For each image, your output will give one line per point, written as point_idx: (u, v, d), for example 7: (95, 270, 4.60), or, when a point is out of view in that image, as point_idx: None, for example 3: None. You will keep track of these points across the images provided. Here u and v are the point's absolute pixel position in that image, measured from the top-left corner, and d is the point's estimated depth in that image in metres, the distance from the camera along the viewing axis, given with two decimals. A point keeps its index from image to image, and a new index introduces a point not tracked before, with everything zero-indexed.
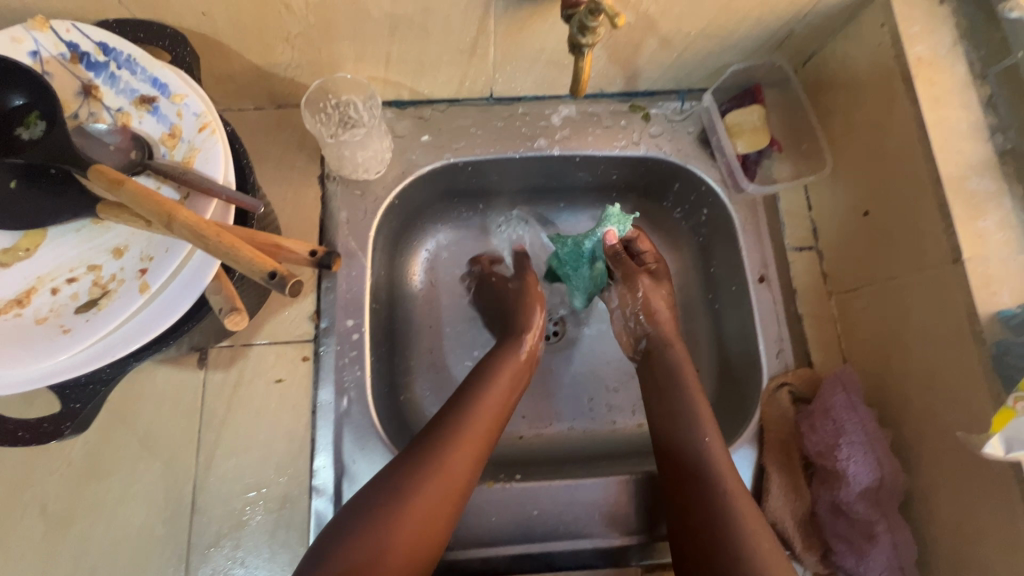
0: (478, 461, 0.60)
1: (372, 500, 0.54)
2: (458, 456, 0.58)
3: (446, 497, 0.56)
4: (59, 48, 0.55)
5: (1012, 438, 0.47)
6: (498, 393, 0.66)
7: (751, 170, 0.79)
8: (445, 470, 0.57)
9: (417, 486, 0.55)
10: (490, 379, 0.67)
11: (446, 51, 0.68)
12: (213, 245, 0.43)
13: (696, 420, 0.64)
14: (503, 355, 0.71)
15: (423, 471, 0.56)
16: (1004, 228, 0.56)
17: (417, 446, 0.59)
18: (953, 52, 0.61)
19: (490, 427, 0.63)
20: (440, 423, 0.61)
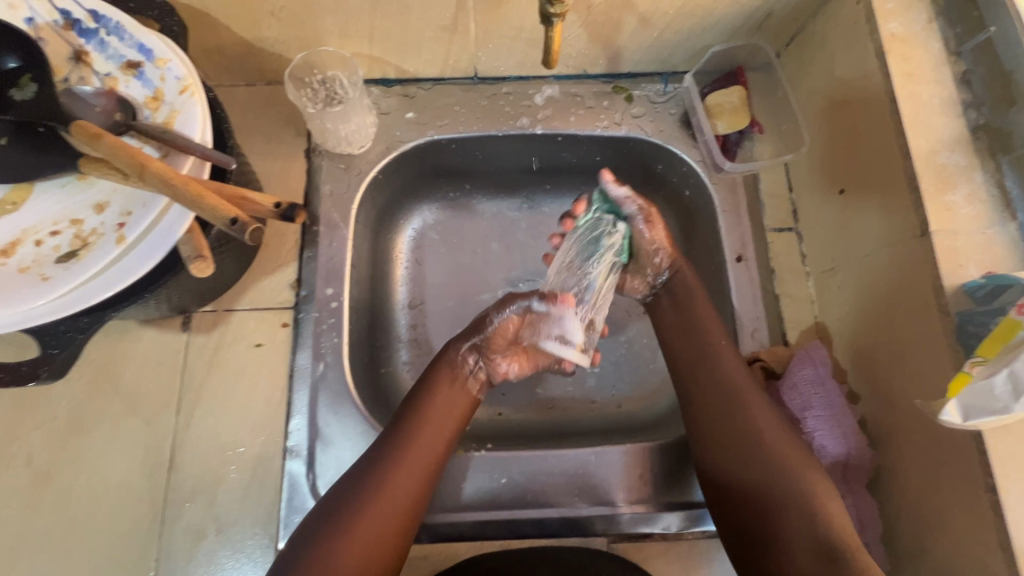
0: (416, 503, 0.56)
1: (309, 533, 0.53)
2: (393, 504, 0.55)
3: (381, 547, 0.53)
4: (52, 16, 0.57)
5: (968, 404, 0.47)
6: (432, 427, 0.60)
7: (731, 151, 0.79)
8: (377, 521, 0.54)
9: (346, 541, 0.52)
10: (427, 410, 0.61)
11: (428, 27, 0.70)
12: (182, 193, 0.46)
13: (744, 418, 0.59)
14: (436, 369, 0.65)
15: (352, 524, 0.53)
16: (973, 201, 0.56)
17: (349, 492, 0.55)
18: (928, 29, 0.62)
19: (426, 465, 0.58)
20: (373, 466, 0.57)
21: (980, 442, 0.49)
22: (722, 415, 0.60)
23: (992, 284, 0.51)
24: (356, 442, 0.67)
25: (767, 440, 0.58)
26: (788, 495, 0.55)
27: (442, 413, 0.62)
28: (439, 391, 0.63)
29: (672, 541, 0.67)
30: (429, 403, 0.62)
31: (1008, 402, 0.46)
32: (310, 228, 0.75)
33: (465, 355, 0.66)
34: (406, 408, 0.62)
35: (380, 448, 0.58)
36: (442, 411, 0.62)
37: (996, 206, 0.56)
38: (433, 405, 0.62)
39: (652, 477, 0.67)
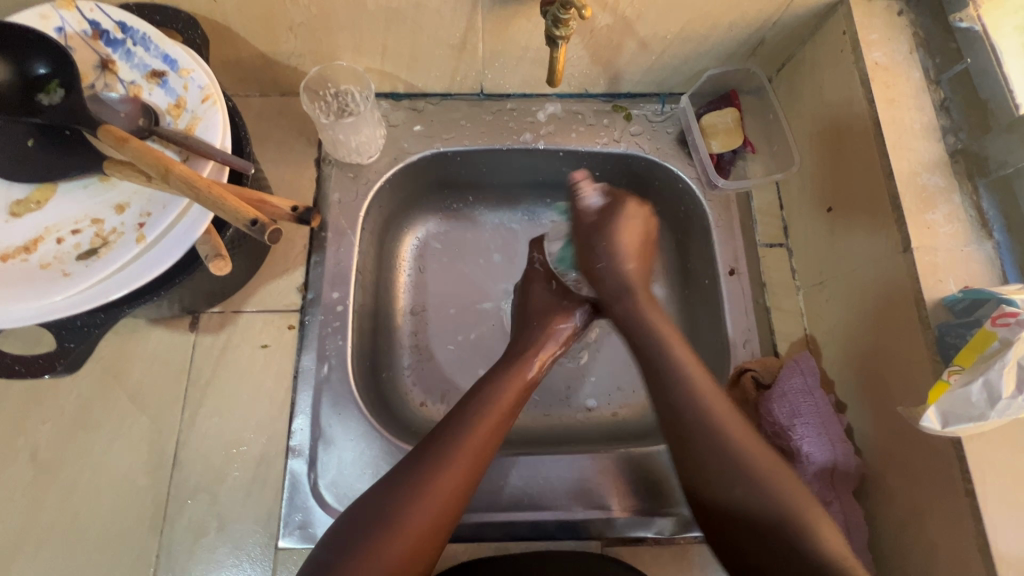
0: (467, 488, 0.58)
1: (373, 514, 0.54)
2: (451, 493, 0.56)
3: (434, 529, 0.55)
4: (82, 26, 0.60)
5: (946, 411, 0.50)
6: (498, 417, 0.62)
7: (724, 169, 0.82)
8: (434, 505, 0.55)
9: (405, 522, 0.54)
10: (498, 407, 0.63)
11: (437, 45, 0.73)
12: (204, 195, 0.48)
13: (726, 435, 0.57)
14: (512, 371, 0.67)
15: (406, 510, 0.54)
16: (951, 220, 0.59)
17: (420, 476, 0.57)
18: (909, 59, 0.66)
19: (484, 451, 0.60)
20: (432, 451, 0.58)
21: (958, 448, 0.52)
22: (721, 446, 0.57)
23: (968, 297, 0.54)
24: (357, 443, 0.68)
25: (751, 466, 0.56)
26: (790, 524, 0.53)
27: (510, 414, 0.64)
28: (514, 384, 0.66)
29: (665, 545, 0.68)
30: (500, 395, 0.64)
31: (984, 408, 0.48)
32: (318, 234, 0.78)
33: (530, 366, 0.69)
34: (476, 403, 0.63)
35: (440, 434, 0.60)
36: (511, 403, 0.64)
37: (974, 225, 0.59)
38: (503, 406, 0.63)
39: (644, 482, 0.69)
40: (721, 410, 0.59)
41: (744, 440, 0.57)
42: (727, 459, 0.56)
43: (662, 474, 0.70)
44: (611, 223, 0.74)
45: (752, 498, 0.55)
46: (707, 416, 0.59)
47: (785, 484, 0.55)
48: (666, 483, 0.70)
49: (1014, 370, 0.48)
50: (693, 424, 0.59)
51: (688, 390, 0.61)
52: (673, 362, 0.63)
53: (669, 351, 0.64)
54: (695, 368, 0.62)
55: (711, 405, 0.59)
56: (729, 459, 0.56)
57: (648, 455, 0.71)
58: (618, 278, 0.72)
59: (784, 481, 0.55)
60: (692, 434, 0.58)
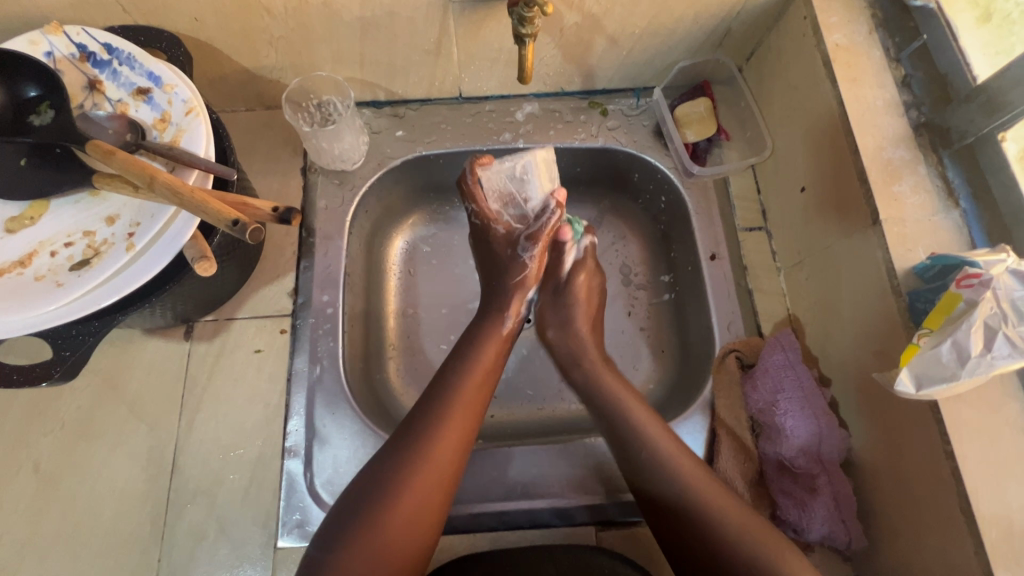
0: (466, 444, 0.61)
1: (378, 470, 0.57)
2: (447, 445, 0.59)
3: (439, 479, 0.57)
4: (69, 49, 0.63)
5: (919, 374, 0.51)
6: (481, 376, 0.65)
7: (701, 157, 0.85)
8: (436, 459, 0.58)
9: (409, 473, 0.56)
10: (478, 360, 0.66)
11: (414, 52, 0.76)
12: (188, 201, 0.50)
13: (636, 418, 0.65)
14: (485, 328, 0.71)
15: (409, 467, 0.57)
16: (918, 191, 0.61)
17: (410, 429, 0.59)
18: (869, 39, 0.68)
19: (475, 409, 0.63)
20: (427, 411, 0.61)
21: (936, 411, 0.53)
22: (647, 449, 0.62)
23: (937, 265, 0.54)
24: (352, 440, 0.70)
25: (669, 457, 0.61)
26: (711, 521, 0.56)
27: (490, 367, 0.67)
28: (488, 343, 0.69)
29: None
30: (479, 355, 0.67)
31: (955, 368, 0.49)
32: (306, 240, 0.80)
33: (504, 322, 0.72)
34: (456, 360, 0.67)
35: (429, 397, 0.63)
36: (491, 358, 0.68)
37: (941, 195, 0.61)
38: (482, 359, 0.67)
39: None
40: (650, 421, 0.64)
41: (676, 454, 0.61)
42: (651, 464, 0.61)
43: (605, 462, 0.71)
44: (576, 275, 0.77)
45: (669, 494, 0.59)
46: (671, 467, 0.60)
47: (691, 473, 0.60)
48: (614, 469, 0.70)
49: (981, 329, 0.49)
50: (652, 470, 0.61)
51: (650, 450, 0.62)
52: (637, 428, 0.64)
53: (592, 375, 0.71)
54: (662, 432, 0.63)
55: (639, 411, 0.65)
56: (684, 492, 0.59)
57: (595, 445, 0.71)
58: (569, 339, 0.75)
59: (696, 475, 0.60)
60: (653, 477, 0.61)
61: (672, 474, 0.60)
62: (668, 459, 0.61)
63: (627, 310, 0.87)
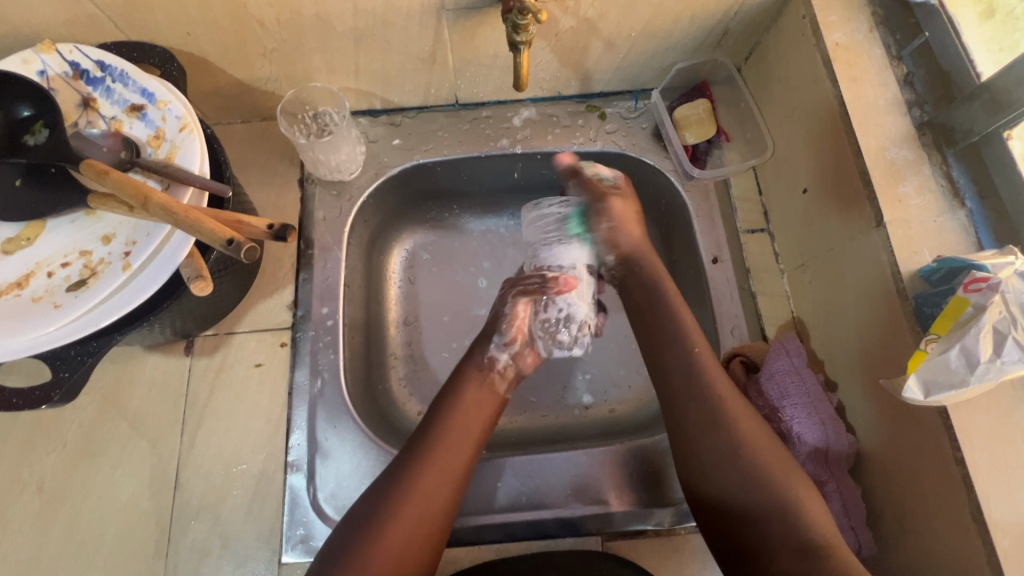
0: (454, 486, 0.59)
1: (363, 513, 0.56)
2: (433, 486, 0.58)
3: (425, 521, 0.56)
4: (62, 67, 0.62)
5: (928, 380, 0.50)
6: (467, 414, 0.65)
7: (701, 160, 0.84)
8: (420, 500, 0.57)
9: (394, 518, 0.55)
10: (463, 399, 0.66)
11: (409, 60, 0.75)
12: (182, 221, 0.49)
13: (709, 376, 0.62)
14: (472, 365, 0.70)
15: (403, 493, 0.57)
16: (922, 191, 0.60)
17: (396, 470, 0.59)
18: (870, 37, 0.67)
19: (463, 450, 0.62)
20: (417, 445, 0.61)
21: (945, 417, 0.52)
22: (712, 406, 0.60)
23: (942, 268, 0.53)
24: (355, 454, 0.69)
25: (733, 416, 0.59)
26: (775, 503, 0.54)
27: (478, 406, 0.66)
28: (474, 381, 0.68)
29: (665, 536, 0.68)
30: (463, 394, 0.66)
31: (964, 374, 0.49)
32: (305, 252, 0.79)
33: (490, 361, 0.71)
34: (444, 398, 0.66)
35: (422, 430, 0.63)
36: (480, 397, 0.67)
37: (946, 195, 0.60)
38: (467, 398, 0.66)
39: (639, 475, 0.69)
40: (716, 373, 0.62)
41: (740, 414, 0.59)
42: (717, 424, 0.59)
43: (661, 464, 0.70)
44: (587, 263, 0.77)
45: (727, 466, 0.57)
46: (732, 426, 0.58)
47: (753, 436, 0.58)
48: (668, 472, 0.69)
49: (990, 334, 0.48)
50: (711, 416, 0.59)
51: (709, 407, 0.60)
52: (703, 379, 0.62)
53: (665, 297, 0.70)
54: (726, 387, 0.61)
55: (707, 365, 0.63)
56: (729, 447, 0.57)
57: (655, 445, 0.71)
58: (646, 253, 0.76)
59: (759, 440, 0.58)
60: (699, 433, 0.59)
61: (731, 433, 0.58)
62: (733, 424, 0.58)
63: None
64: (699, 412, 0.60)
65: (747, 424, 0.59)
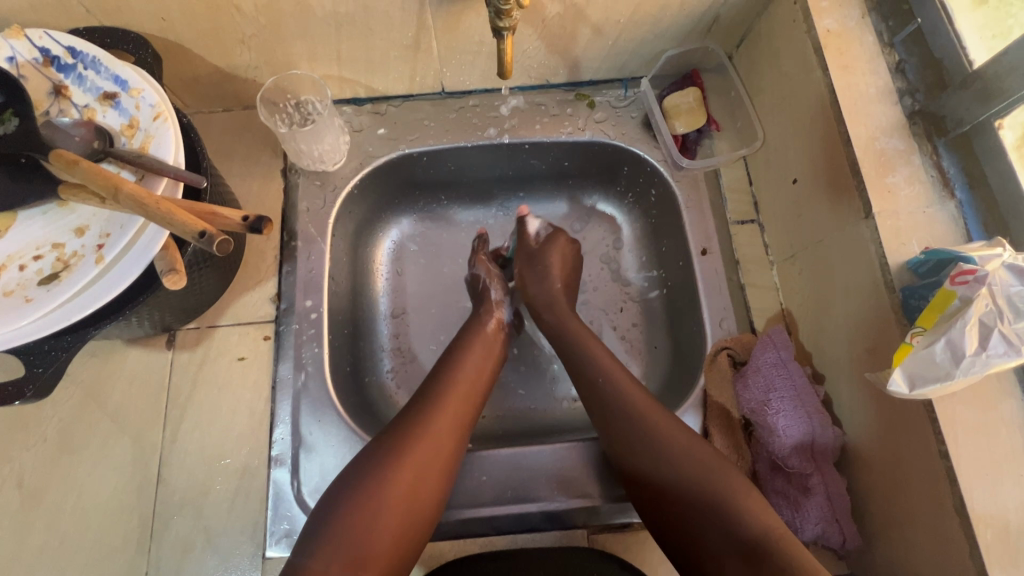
0: (457, 441, 0.62)
1: (370, 461, 0.57)
2: (439, 439, 0.60)
3: (430, 471, 0.58)
4: (32, 54, 0.60)
5: (911, 373, 0.49)
6: (470, 375, 0.67)
7: (691, 149, 0.83)
8: (426, 451, 0.59)
9: (402, 468, 0.57)
10: (465, 361, 0.69)
11: (392, 47, 0.73)
12: (154, 211, 0.48)
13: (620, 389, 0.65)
14: (474, 331, 0.73)
15: (410, 446, 0.58)
16: (912, 182, 0.59)
17: (403, 423, 0.61)
18: (862, 24, 0.65)
19: (466, 408, 0.64)
20: (392, 442, 0.58)
21: (931, 411, 0.51)
22: (637, 424, 0.62)
23: (931, 259, 0.53)
24: (339, 448, 0.69)
25: (662, 433, 0.61)
26: (716, 507, 0.55)
27: (480, 369, 0.69)
28: (476, 345, 0.71)
29: None
30: (466, 357, 0.69)
31: (949, 367, 0.48)
32: (289, 244, 0.78)
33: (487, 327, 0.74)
34: (447, 360, 0.69)
35: (398, 427, 0.60)
36: (481, 360, 0.70)
37: (936, 186, 0.59)
38: (470, 361, 0.69)
39: None
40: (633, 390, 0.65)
41: (664, 423, 0.62)
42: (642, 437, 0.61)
43: None
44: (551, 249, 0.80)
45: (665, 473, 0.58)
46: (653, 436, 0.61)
47: (679, 444, 0.60)
48: None
49: (976, 327, 0.48)
50: (638, 429, 0.62)
51: (619, 396, 0.64)
52: (623, 397, 0.64)
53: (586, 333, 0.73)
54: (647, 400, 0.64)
55: (622, 383, 0.66)
56: (654, 457, 0.59)
57: None
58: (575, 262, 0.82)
59: (691, 445, 0.60)
60: (631, 447, 0.61)
61: (665, 444, 0.60)
62: (658, 437, 0.61)
63: (620, 306, 0.86)
64: (623, 423, 0.63)
65: (672, 430, 0.61)
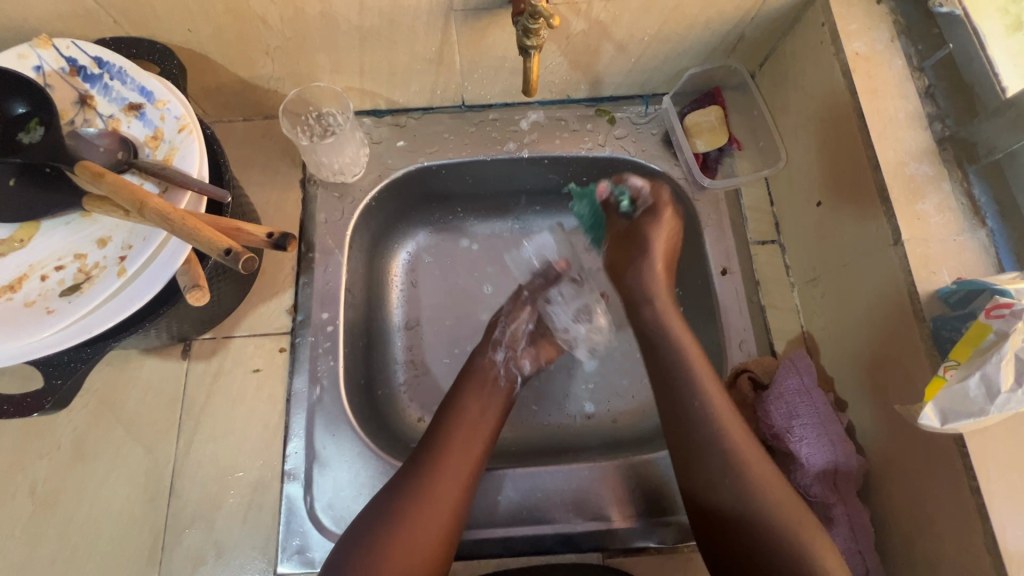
0: (466, 485, 0.61)
1: (380, 509, 0.58)
2: (447, 484, 0.59)
3: (438, 518, 0.57)
4: (59, 63, 0.60)
5: (944, 408, 0.49)
6: (476, 412, 0.66)
7: (712, 168, 0.82)
8: (436, 499, 0.58)
9: (410, 517, 0.56)
10: (471, 398, 0.68)
11: (414, 60, 0.73)
12: (179, 228, 0.48)
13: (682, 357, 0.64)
14: (477, 363, 0.72)
15: (417, 494, 0.58)
16: (942, 209, 0.58)
17: (411, 466, 0.61)
18: (891, 47, 0.65)
19: (475, 448, 0.64)
20: (403, 489, 0.59)
21: (962, 445, 0.50)
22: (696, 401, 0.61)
23: (962, 289, 0.52)
24: (353, 464, 0.68)
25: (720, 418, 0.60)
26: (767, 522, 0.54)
27: (487, 405, 0.68)
28: (480, 379, 0.70)
29: (668, 555, 0.67)
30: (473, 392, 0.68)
31: (984, 403, 0.47)
32: (306, 255, 0.78)
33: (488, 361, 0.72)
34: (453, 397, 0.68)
35: (410, 470, 0.60)
36: (489, 395, 0.69)
37: (966, 214, 0.58)
38: (476, 396, 0.68)
39: (644, 493, 0.68)
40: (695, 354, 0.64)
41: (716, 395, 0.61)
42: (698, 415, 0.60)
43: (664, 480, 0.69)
44: (654, 228, 0.71)
45: (719, 466, 0.57)
46: (759, 504, 0.56)
47: (731, 425, 0.59)
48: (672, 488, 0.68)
49: (1012, 363, 0.47)
50: (693, 414, 0.60)
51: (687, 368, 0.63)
52: (681, 361, 0.64)
53: (670, 335, 0.66)
54: (735, 422, 0.59)
55: (684, 344, 0.65)
56: (718, 454, 0.58)
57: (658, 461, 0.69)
58: (641, 283, 0.71)
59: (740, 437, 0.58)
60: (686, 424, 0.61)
61: (715, 429, 0.59)
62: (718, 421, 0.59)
63: None
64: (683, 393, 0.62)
65: (728, 418, 0.60)
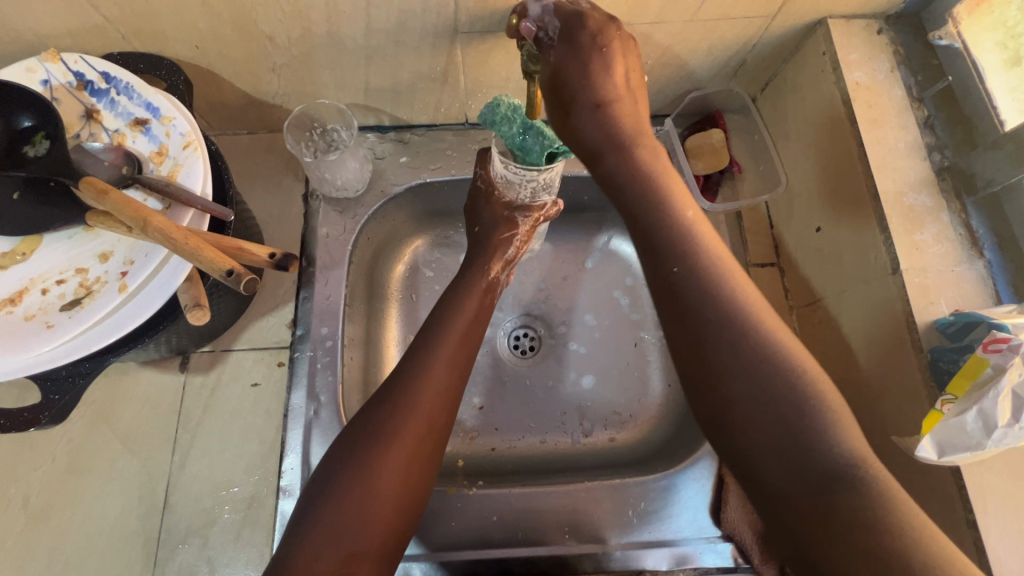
0: (450, 400, 0.60)
1: (363, 427, 0.56)
2: (433, 397, 0.58)
3: (426, 433, 0.57)
4: (67, 77, 0.61)
5: (942, 441, 0.49)
6: (465, 329, 0.66)
7: (712, 190, 0.83)
8: (422, 412, 0.57)
9: (398, 431, 0.55)
10: (460, 313, 0.67)
11: (419, 80, 0.74)
12: (181, 246, 0.48)
13: (688, 237, 0.51)
14: (470, 280, 0.71)
15: (406, 404, 0.57)
16: (941, 239, 0.58)
17: (396, 381, 0.59)
18: (890, 78, 0.66)
19: (461, 365, 0.63)
20: (388, 403, 0.57)
21: (959, 477, 0.50)
22: (705, 297, 0.48)
23: (960, 321, 0.53)
24: None
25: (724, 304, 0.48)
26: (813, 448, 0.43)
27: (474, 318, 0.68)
28: (471, 294, 0.70)
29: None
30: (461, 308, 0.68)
31: (981, 437, 0.47)
32: (306, 270, 0.78)
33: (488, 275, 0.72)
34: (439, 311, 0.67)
35: (395, 385, 0.59)
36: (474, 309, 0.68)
37: (964, 244, 0.59)
38: (466, 310, 0.68)
39: (642, 514, 0.68)
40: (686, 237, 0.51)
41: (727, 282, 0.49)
42: (705, 306, 0.47)
43: (661, 502, 0.69)
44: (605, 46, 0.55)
45: (739, 368, 0.45)
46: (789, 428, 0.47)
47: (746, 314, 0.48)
48: (670, 511, 0.68)
49: (1009, 398, 0.47)
50: (705, 313, 0.47)
51: (689, 250, 0.50)
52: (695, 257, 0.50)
53: (661, 209, 0.52)
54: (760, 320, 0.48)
55: (671, 224, 0.52)
56: (751, 362, 0.45)
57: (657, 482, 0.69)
58: (606, 126, 0.56)
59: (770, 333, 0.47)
60: (703, 326, 0.47)
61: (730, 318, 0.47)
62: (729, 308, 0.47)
63: (634, 340, 0.85)
64: (687, 285, 0.49)
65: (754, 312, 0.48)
